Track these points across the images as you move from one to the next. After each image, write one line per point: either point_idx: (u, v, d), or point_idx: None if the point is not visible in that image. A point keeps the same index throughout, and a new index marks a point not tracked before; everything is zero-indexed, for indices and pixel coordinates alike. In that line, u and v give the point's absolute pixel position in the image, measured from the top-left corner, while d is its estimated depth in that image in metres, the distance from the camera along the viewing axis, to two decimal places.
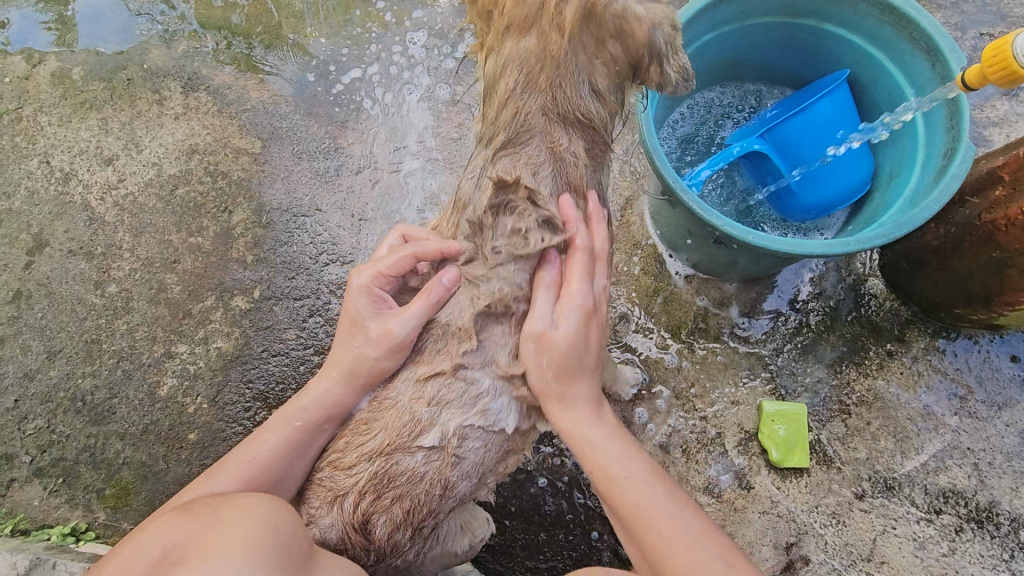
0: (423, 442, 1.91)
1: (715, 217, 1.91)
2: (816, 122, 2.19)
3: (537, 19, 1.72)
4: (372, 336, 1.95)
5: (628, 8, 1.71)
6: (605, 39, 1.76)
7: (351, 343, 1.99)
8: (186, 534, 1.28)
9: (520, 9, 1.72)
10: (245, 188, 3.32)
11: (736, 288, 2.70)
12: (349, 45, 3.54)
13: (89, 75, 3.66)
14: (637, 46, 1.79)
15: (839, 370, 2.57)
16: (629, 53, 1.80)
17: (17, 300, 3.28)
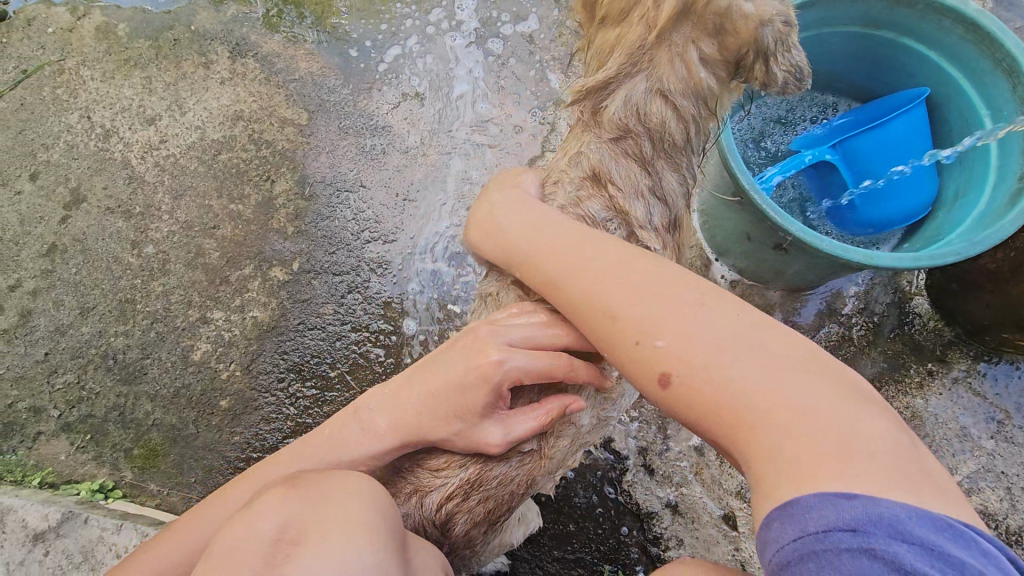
0: (523, 449, 1.92)
1: (788, 221, 1.94)
2: (891, 138, 2.23)
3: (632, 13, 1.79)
4: (468, 433, 1.78)
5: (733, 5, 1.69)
6: (701, 36, 1.77)
7: (445, 429, 1.80)
8: (298, 516, 1.48)
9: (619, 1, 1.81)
10: (289, 158, 3.30)
11: (781, 296, 2.71)
12: (402, 21, 3.51)
13: (135, 33, 3.63)
14: (740, 43, 1.74)
15: (878, 386, 2.59)
16: (727, 51, 1.78)
17: (52, 254, 3.26)
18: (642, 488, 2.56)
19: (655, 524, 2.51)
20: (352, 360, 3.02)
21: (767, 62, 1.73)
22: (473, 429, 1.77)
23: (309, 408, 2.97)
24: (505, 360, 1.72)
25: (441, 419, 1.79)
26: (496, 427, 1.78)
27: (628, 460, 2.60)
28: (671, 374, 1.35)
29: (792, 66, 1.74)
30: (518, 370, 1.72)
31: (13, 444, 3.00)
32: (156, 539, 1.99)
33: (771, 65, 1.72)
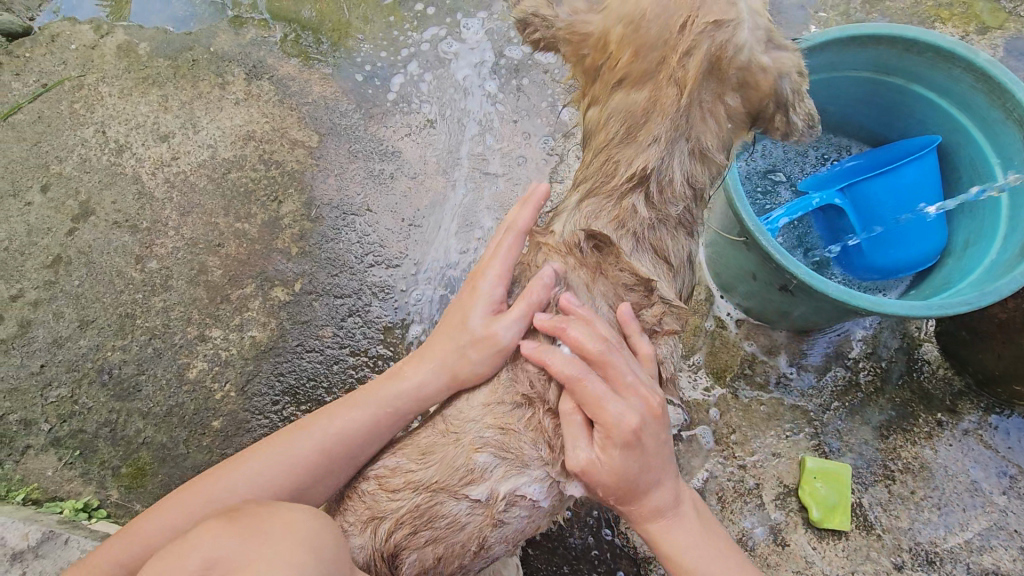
0: (470, 493, 1.88)
1: (795, 264, 1.92)
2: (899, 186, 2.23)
3: (656, 73, 1.77)
4: (475, 339, 1.93)
5: (753, 59, 1.76)
6: (726, 90, 1.81)
7: (454, 344, 1.96)
8: (231, 551, 1.47)
9: (638, 65, 1.78)
10: (297, 179, 3.32)
11: (786, 337, 2.66)
12: (415, 50, 3.57)
13: (154, 52, 3.72)
14: (762, 96, 1.83)
15: (885, 435, 2.53)
16: (750, 103, 1.85)
17: (56, 265, 3.27)
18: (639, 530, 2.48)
19: (652, 570, 2.43)
20: (348, 385, 2.98)
21: (787, 112, 1.85)
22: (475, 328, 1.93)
23: None
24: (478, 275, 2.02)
25: (449, 345, 1.98)
26: (491, 323, 1.92)
27: None
28: None
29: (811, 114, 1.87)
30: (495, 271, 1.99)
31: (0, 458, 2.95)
32: (184, 488, 1.97)
33: (791, 115, 1.85)
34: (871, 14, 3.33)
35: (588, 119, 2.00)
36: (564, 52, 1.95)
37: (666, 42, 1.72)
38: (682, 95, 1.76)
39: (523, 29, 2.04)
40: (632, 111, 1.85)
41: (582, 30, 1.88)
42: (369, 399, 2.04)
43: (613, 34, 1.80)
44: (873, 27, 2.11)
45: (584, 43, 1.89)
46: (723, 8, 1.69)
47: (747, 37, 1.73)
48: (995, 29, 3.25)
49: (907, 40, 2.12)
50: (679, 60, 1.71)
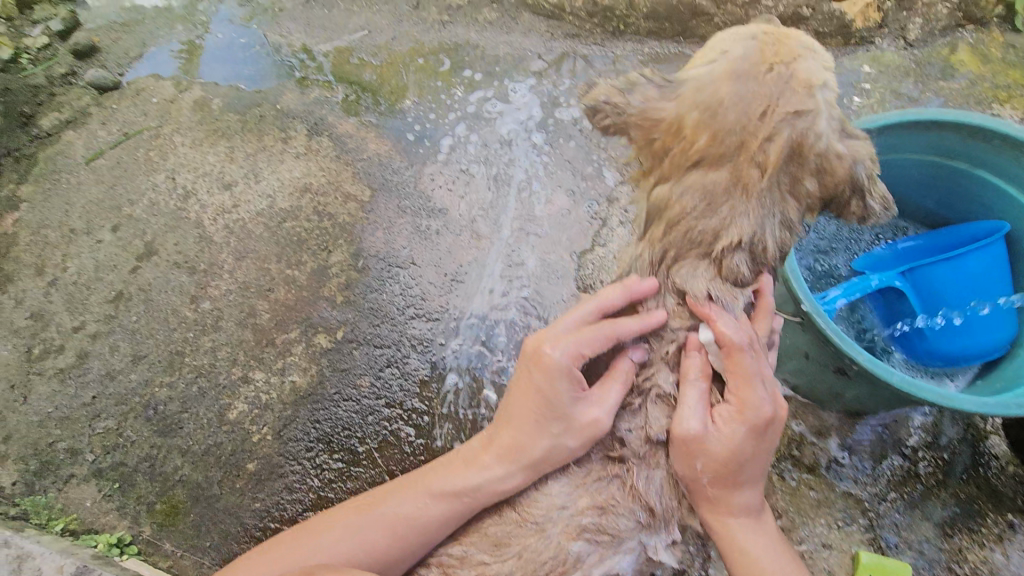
0: None
1: (856, 351, 1.92)
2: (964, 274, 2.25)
3: (735, 155, 1.88)
4: (571, 425, 1.96)
5: (830, 147, 1.87)
6: (804, 174, 1.90)
7: (546, 432, 1.97)
8: None
9: (717, 147, 1.88)
10: (348, 231, 3.46)
11: (838, 419, 2.56)
12: (469, 113, 3.75)
13: (226, 107, 4.03)
14: (838, 181, 1.92)
15: (949, 533, 2.40)
16: (825, 187, 1.94)
17: (117, 301, 3.46)
18: None
19: None
20: (381, 437, 2.99)
21: (863, 197, 1.96)
22: (570, 418, 1.96)
23: (333, 482, 2.93)
24: (555, 352, 1.94)
25: (537, 428, 1.98)
26: (588, 409, 1.97)
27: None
28: None
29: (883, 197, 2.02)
30: (575, 349, 1.94)
31: (45, 485, 3.05)
32: (279, 539, 2.12)
33: (869, 199, 1.96)
34: (925, 92, 3.39)
35: (655, 195, 2.06)
36: (635, 136, 2.11)
37: (745, 128, 1.84)
38: (763, 175, 1.87)
39: (593, 114, 2.19)
40: (712, 188, 1.92)
41: (653, 116, 2.03)
42: (444, 488, 2.08)
43: (688, 118, 1.93)
44: (936, 113, 2.19)
45: (656, 127, 2.03)
46: (802, 97, 1.80)
47: (825, 126, 1.84)
48: None
49: (970, 126, 2.19)
50: (760, 143, 1.83)
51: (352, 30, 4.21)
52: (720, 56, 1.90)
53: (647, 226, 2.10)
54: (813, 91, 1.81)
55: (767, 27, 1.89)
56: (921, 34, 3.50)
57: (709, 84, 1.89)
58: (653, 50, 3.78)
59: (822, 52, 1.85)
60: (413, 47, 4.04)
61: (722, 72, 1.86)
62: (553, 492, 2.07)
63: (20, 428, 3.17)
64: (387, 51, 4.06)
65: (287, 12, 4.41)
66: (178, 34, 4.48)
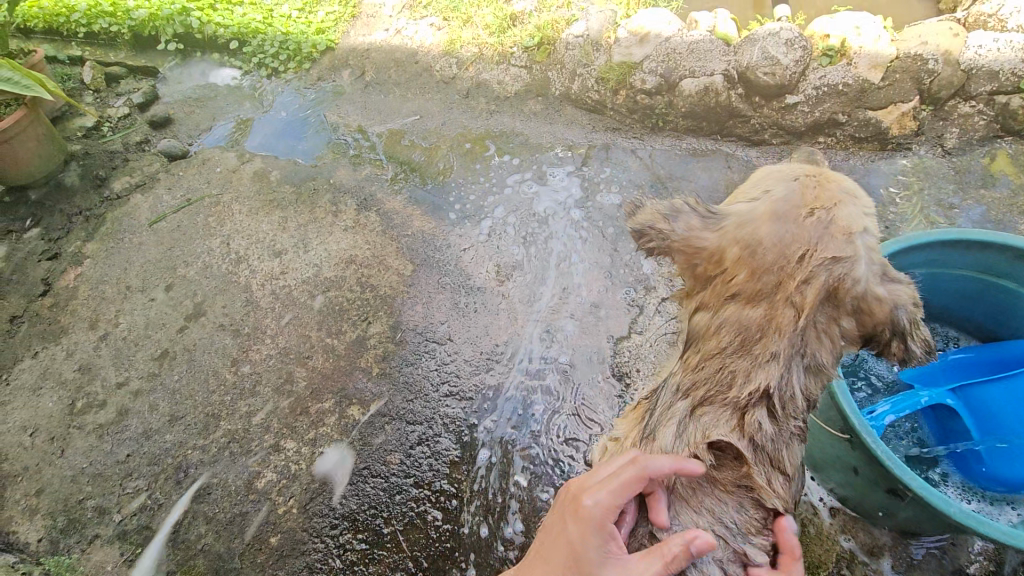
0: None
1: (909, 476, 1.84)
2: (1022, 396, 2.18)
3: (772, 294, 1.81)
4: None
5: (869, 290, 1.80)
6: (841, 315, 1.83)
7: None
8: None
9: (753, 284, 1.85)
10: (388, 304, 3.56)
11: (891, 538, 2.42)
12: (511, 197, 3.91)
13: (283, 179, 4.29)
14: (878, 321, 1.84)
15: None
16: (864, 327, 1.86)
17: (162, 358, 3.58)
18: None
19: None
20: (407, 518, 2.92)
21: (904, 340, 1.87)
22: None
23: (355, 564, 2.85)
24: (589, 499, 1.71)
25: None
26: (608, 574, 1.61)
27: None
28: None
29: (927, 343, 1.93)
30: (608, 499, 1.69)
31: (69, 544, 3.03)
32: None
33: (910, 343, 1.87)
34: (966, 199, 3.43)
35: (694, 323, 2.04)
36: (678, 260, 2.09)
37: (781, 268, 1.79)
38: (800, 316, 1.79)
39: (638, 238, 2.20)
40: (746, 326, 1.87)
41: (695, 244, 2.01)
42: None
43: (728, 254, 1.91)
44: (978, 235, 2.22)
45: (698, 255, 2.01)
46: (841, 244, 1.74)
47: (864, 271, 1.77)
48: None
49: (1015, 249, 2.19)
50: (797, 286, 1.76)
51: (405, 114, 4.51)
52: (762, 194, 1.88)
53: (684, 351, 2.07)
54: (853, 238, 1.75)
55: (811, 167, 1.87)
56: (958, 143, 3.57)
57: (750, 220, 1.87)
58: (690, 146, 3.92)
59: (864, 197, 1.81)
60: (461, 132, 4.29)
61: (762, 212, 1.84)
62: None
63: (53, 482, 3.21)
64: (437, 135, 4.32)
65: (347, 95, 4.78)
66: (240, 104, 4.95)
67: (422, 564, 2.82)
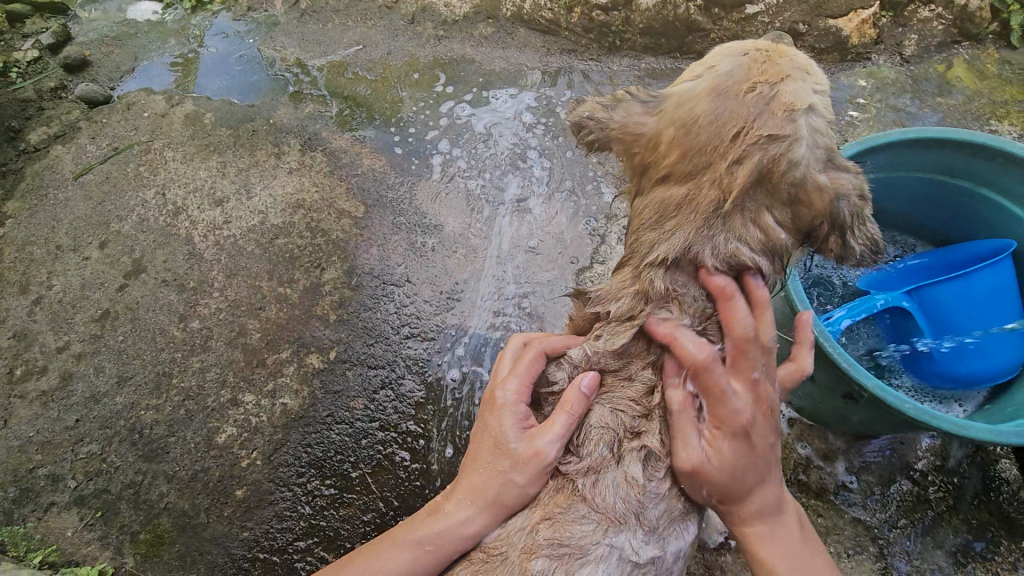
0: None
1: (865, 377, 1.86)
2: (972, 294, 2.25)
3: (700, 174, 1.74)
4: (516, 459, 1.82)
5: (808, 176, 1.71)
6: (775, 203, 1.75)
7: (495, 467, 1.84)
8: None
9: (682, 165, 1.77)
10: (341, 248, 3.38)
11: (844, 442, 2.48)
12: (459, 131, 3.69)
13: (218, 122, 3.95)
14: (815, 214, 1.77)
15: (962, 562, 2.28)
16: (800, 221, 1.79)
17: (103, 319, 3.36)
18: None
19: None
20: (376, 461, 2.90)
21: (843, 234, 1.82)
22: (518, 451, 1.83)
23: (325, 509, 2.83)
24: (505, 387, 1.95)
25: (488, 469, 1.85)
26: (530, 441, 1.84)
27: None
28: None
29: (871, 238, 1.86)
30: (519, 384, 1.94)
31: (24, 513, 2.91)
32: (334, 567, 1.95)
33: (848, 238, 1.83)
34: (924, 107, 3.35)
35: (631, 207, 1.98)
36: (617, 149, 2.03)
37: (713, 149, 1.70)
38: (725, 201, 1.72)
39: (577, 130, 2.15)
40: (666, 204, 1.81)
41: (634, 131, 1.94)
42: (407, 539, 1.87)
43: (665, 135, 1.82)
44: (938, 132, 2.18)
45: (635, 142, 1.94)
46: (780, 122, 1.64)
47: (805, 154, 1.67)
48: None
49: (974, 144, 2.17)
50: (728, 167, 1.68)
51: (347, 44, 4.16)
52: (706, 70, 1.75)
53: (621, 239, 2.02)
54: (794, 115, 1.64)
55: (761, 40, 1.73)
56: (917, 50, 3.49)
57: (689, 99, 1.76)
58: (648, 66, 3.73)
59: (817, 73, 1.70)
60: (409, 61, 3.99)
61: (703, 87, 1.73)
62: (517, 523, 1.81)
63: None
64: (382, 65, 4.01)
65: (282, 26, 4.38)
66: (178, 47, 4.43)
67: (393, 504, 2.83)
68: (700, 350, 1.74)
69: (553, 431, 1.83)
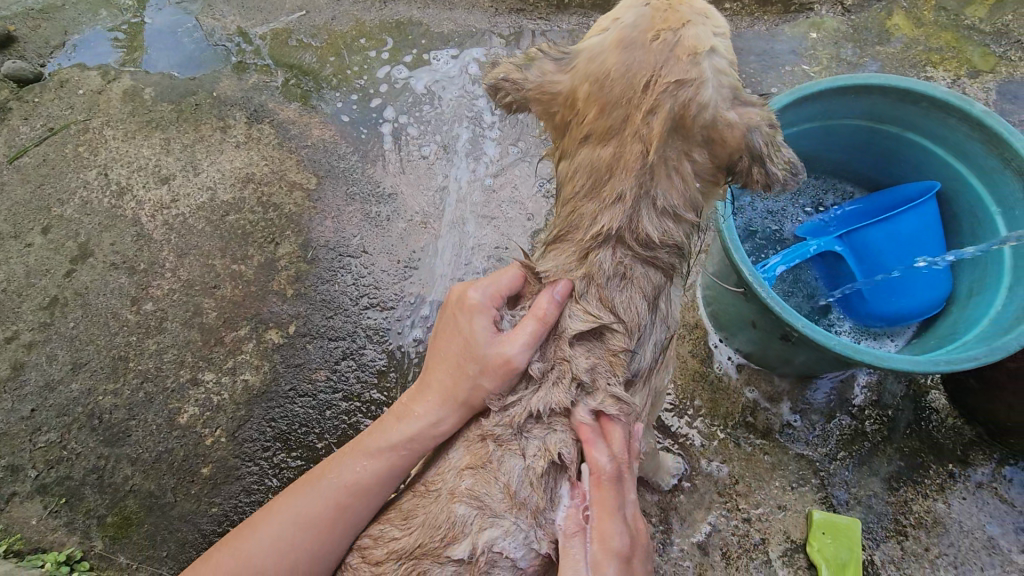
0: (452, 554, 1.75)
1: (794, 317, 1.94)
2: (899, 233, 2.35)
3: (621, 130, 1.79)
4: (484, 365, 1.84)
5: (718, 116, 1.78)
6: (692, 147, 1.82)
7: (464, 372, 1.87)
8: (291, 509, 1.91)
9: (603, 120, 1.81)
10: (295, 222, 3.33)
11: (789, 384, 2.65)
12: (406, 98, 3.62)
13: (159, 97, 3.78)
14: (731, 150, 1.84)
15: (895, 487, 2.50)
16: (718, 158, 1.86)
17: (52, 307, 3.22)
18: None
19: None
20: (341, 432, 2.94)
21: (763, 163, 1.85)
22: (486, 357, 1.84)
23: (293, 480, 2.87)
24: (474, 293, 1.93)
25: (456, 375, 1.88)
26: (499, 348, 1.83)
27: None
28: None
29: (789, 163, 1.88)
30: (491, 292, 1.93)
31: None
32: (310, 476, 1.99)
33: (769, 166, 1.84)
34: (863, 57, 3.40)
35: (558, 171, 2.00)
36: (536, 112, 2.04)
37: (629, 101, 1.75)
38: (647, 152, 1.77)
39: (494, 93, 2.14)
40: (597, 167, 1.85)
41: (550, 91, 1.97)
42: (379, 444, 1.96)
43: (580, 92, 1.86)
44: (865, 79, 2.22)
45: (553, 102, 1.97)
46: (686, 66, 1.70)
47: (712, 95, 1.74)
48: (989, 72, 3.29)
49: (900, 90, 2.23)
50: (644, 118, 1.73)
51: (288, 11, 4.00)
52: (611, 25, 1.81)
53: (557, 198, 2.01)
54: (697, 59, 1.70)
55: None
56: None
57: (599, 55, 1.80)
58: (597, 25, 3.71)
59: (715, 17, 1.76)
60: (354, 26, 3.87)
61: (611, 41, 1.77)
62: (452, 462, 1.87)
63: None
64: (327, 31, 3.88)
65: None
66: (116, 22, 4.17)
67: None
68: (611, 463, 1.75)
69: (520, 337, 1.83)
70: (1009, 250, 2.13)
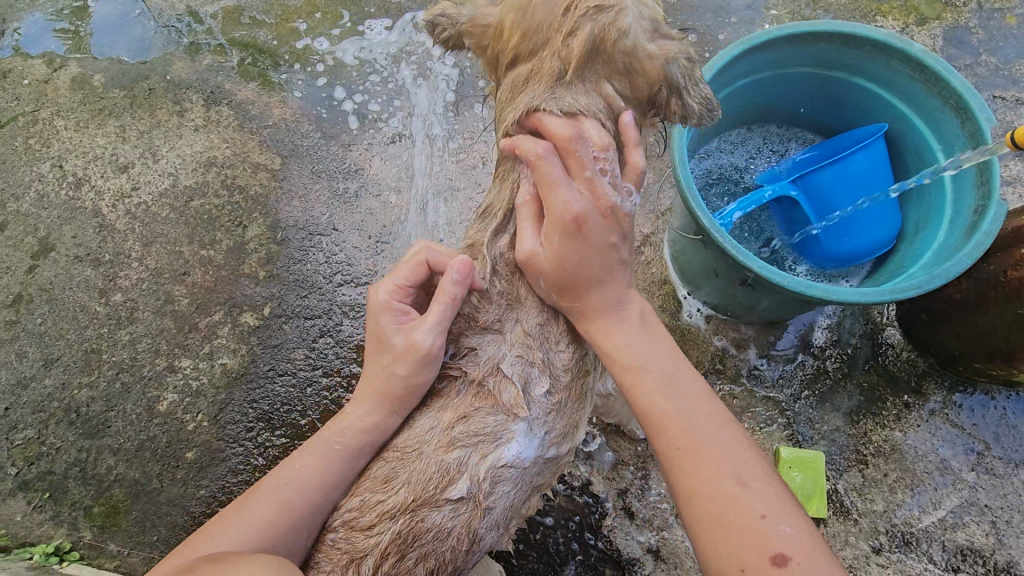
0: (450, 494, 1.90)
1: (749, 259, 2.03)
2: (849, 175, 2.46)
3: (541, 50, 1.85)
4: (395, 353, 1.92)
5: (638, 46, 1.84)
6: (612, 74, 1.87)
7: (378, 364, 1.96)
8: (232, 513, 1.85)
9: (527, 43, 1.86)
10: (261, 204, 3.29)
11: (754, 331, 2.77)
12: (352, 74, 3.57)
13: (109, 83, 3.59)
14: (650, 81, 1.91)
15: (856, 419, 2.65)
16: (638, 89, 1.93)
17: (16, 304, 3.14)
18: (622, 532, 2.63)
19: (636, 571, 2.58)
20: (323, 407, 2.98)
21: (681, 96, 1.92)
22: (392, 348, 1.93)
23: (279, 458, 2.91)
24: (379, 295, 2.02)
25: (371, 362, 1.98)
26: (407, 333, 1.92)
27: (606, 503, 2.67)
28: (787, 558, 1.48)
29: (706, 99, 1.95)
30: (392, 288, 2.02)
31: None
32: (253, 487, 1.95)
33: (685, 98, 1.91)
34: (815, 11, 3.45)
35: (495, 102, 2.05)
36: (470, 45, 2.08)
37: (551, 25, 1.81)
38: (567, 71, 1.82)
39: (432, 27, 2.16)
40: (517, 79, 1.90)
41: (482, 22, 2.00)
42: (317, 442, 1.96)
43: (506, 20, 1.89)
44: (811, 26, 2.31)
45: (485, 34, 2.00)
46: None
47: (632, 23, 1.80)
48: (935, 20, 3.39)
49: (844, 35, 2.32)
50: (563, 40, 1.80)
51: None
52: None
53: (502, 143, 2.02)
54: None
55: None
56: None
57: None
58: None
59: None
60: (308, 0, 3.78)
61: None
62: (426, 425, 1.98)
63: None
64: (280, 7, 3.78)
65: None
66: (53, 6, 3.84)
67: None
68: (566, 129, 1.76)
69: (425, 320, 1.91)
70: (950, 184, 2.26)
